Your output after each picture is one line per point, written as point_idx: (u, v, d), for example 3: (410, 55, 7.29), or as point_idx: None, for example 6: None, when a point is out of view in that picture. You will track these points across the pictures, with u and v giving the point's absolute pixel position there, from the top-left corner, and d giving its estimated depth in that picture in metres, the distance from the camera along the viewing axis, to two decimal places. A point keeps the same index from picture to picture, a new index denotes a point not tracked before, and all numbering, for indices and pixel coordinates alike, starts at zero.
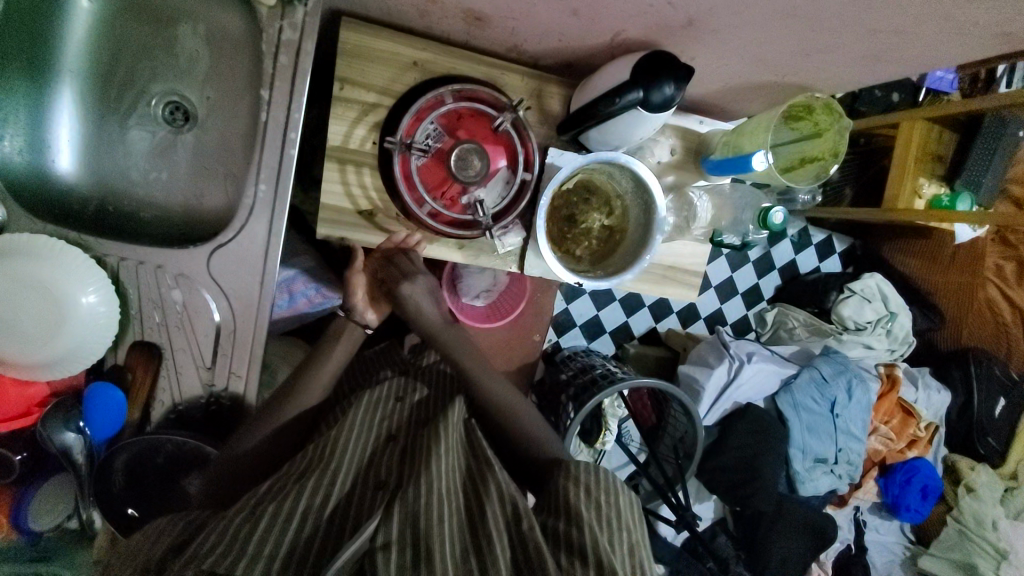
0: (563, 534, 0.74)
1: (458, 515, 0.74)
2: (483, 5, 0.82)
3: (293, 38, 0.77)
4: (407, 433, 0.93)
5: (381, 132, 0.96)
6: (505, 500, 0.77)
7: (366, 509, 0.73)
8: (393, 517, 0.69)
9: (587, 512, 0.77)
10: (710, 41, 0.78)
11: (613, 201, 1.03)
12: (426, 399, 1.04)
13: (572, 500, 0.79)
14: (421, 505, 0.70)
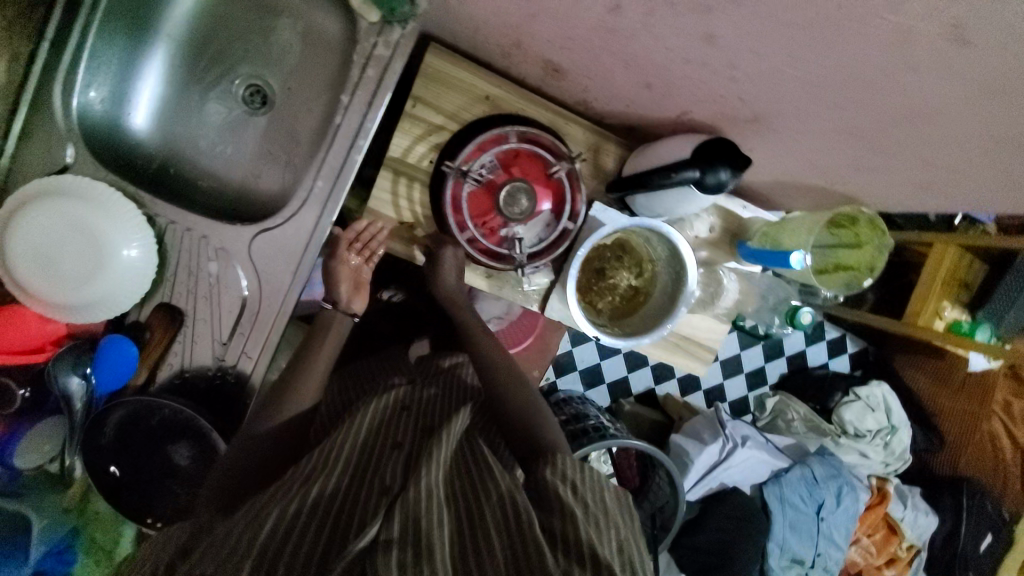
0: (560, 532, 0.67)
1: (455, 522, 0.67)
2: (565, 61, 0.86)
3: (385, 54, 0.81)
4: (413, 431, 0.85)
5: (440, 154, 1.01)
6: (507, 499, 0.69)
7: (365, 515, 0.67)
8: (392, 526, 0.63)
9: (582, 510, 0.70)
10: (771, 139, 0.81)
11: (645, 264, 1.04)
12: (431, 398, 0.95)
13: (568, 497, 0.72)
14: (418, 513, 0.64)
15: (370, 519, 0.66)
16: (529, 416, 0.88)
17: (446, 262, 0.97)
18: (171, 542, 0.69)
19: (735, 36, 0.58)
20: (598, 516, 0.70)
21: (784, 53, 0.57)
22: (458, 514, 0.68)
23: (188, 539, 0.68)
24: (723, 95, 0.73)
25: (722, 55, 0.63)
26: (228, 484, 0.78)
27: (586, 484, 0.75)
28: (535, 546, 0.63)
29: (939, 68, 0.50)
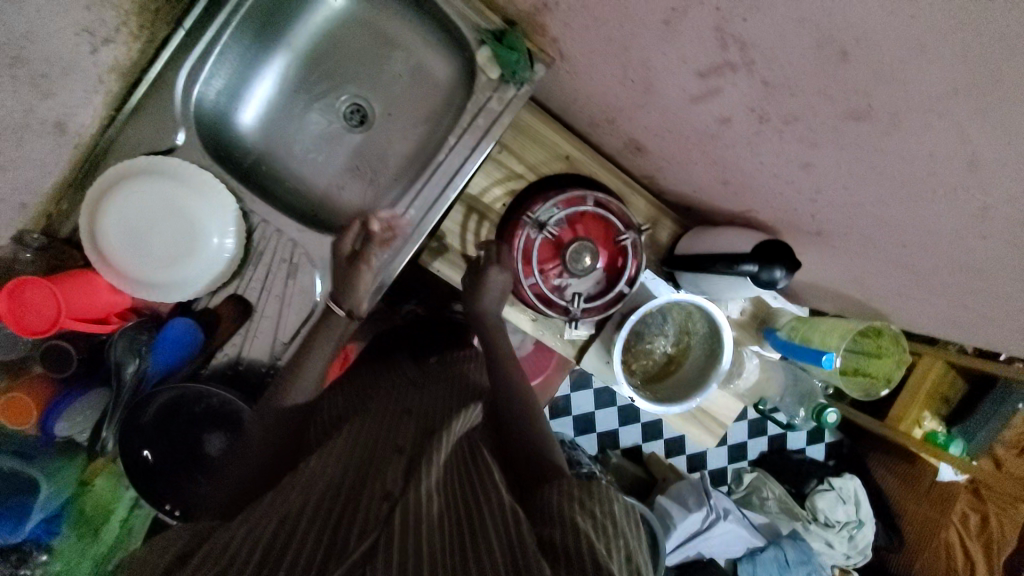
0: (566, 546, 0.52)
1: (451, 531, 0.56)
2: (651, 143, 0.94)
3: (497, 109, 0.89)
4: (414, 436, 0.77)
5: (513, 199, 1.07)
6: (508, 511, 0.58)
7: (363, 522, 0.58)
8: (391, 534, 0.54)
9: (585, 516, 0.56)
10: (823, 250, 0.90)
11: (682, 335, 1.10)
12: (429, 402, 0.89)
13: (574, 502, 0.58)
14: (417, 521, 0.55)
15: (370, 528, 0.57)
16: (531, 437, 0.79)
17: (491, 282, 0.95)
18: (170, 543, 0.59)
19: (825, 170, 0.67)
20: (607, 525, 0.56)
21: (865, 195, 0.67)
22: (454, 522, 0.58)
23: (186, 539, 0.59)
24: (793, 207, 0.82)
25: (811, 178, 0.71)
26: (219, 492, 0.69)
27: (592, 488, 0.61)
28: (538, 562, 0.50)
29: (1003, 238, 0.58)
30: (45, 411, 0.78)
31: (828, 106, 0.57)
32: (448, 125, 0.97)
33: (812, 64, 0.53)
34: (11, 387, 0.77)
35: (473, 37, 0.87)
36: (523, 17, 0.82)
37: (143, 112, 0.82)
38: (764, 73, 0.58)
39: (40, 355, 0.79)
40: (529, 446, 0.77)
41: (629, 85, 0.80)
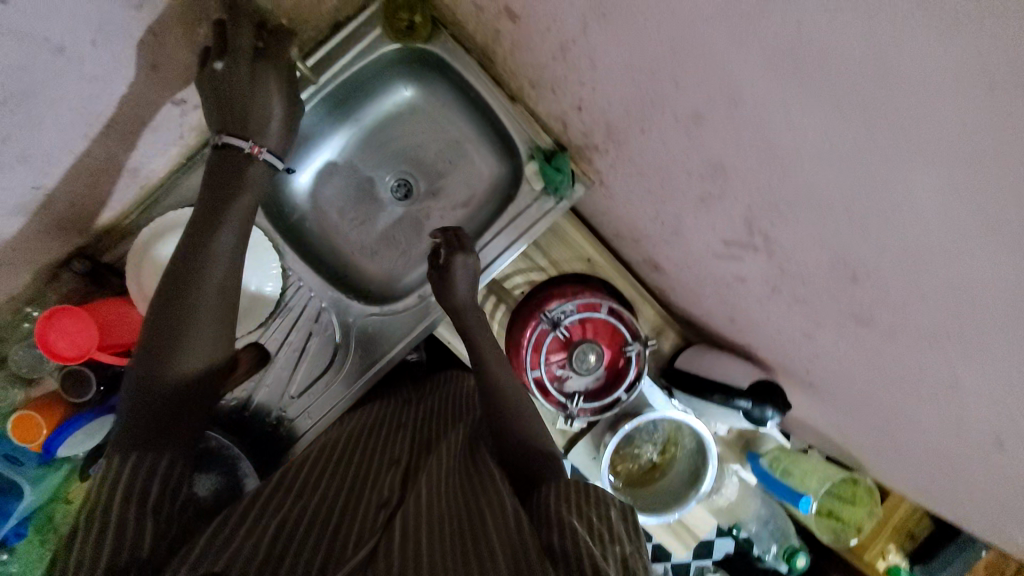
0: (560, 545, 0.47)
1: (446, 529, 0.54)
2: (669, 267, 1.01)
3: (535, 216, 0.96)
4: (411, 453, 0.78)
5: (532, 289, 1.14)
6: (513, 511, 0.54)
7: (363, 527, 0.57)
8: (390, 541, 0.52)
9: (579, 512, 0.51)
10: (814, 400, 0.94)
11: (669, 445, 1.12)
12: (423, 419, 0.91)
13: (568, 500, 0.53)
14: (416, 527, 0.54)
15: (369, 534, 0.55)
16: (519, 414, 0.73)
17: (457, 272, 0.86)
18: (136, 483, 0.50)
19: (824, 344, 0.74)
20: (595, 522, 0.51)
21: (858, 372, 0.73)
22: (453, 520, 0.55)
23: (169, 483, 0.53)
24: (791, 360, 0.88)
25: (812, 344, 0.77)
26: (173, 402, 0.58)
27: (585, 485, 0.55)
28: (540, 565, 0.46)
29: (979, 450, 0.63)
30: (55, 431, 0.77)
31: (833, 303, 0.64)
32: (487, 217, 1.04)
33: (823, 273, 0.60)
34: (31, 402, 0.78)
35: (525, 151, 0.95)
36: (573, 145, 0.91)
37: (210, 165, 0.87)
38: (782, 262, 0.66)
39: (63, 377, 0.80)
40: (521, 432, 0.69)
41: (660, 223, 0.87)
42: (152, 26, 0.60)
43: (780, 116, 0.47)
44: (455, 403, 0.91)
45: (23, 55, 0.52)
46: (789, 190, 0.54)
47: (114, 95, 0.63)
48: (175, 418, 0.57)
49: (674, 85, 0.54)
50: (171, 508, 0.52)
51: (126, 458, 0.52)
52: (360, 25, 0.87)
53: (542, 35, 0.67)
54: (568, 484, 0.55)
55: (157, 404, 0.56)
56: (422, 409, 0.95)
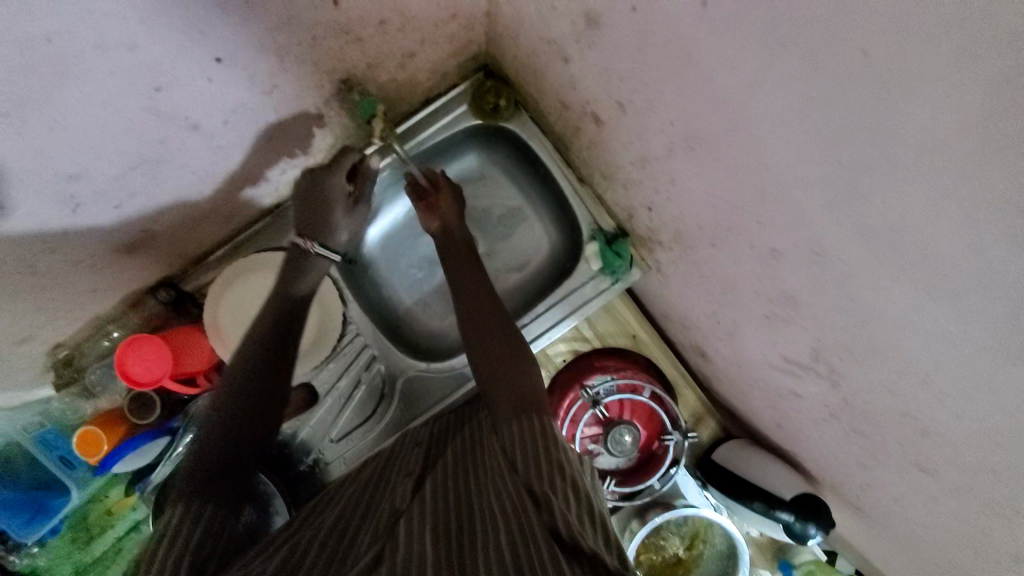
0: (553, 522, 0.51)
1: (449, 534, 0.53)
2: (716, 359, 1.01)
3: (589, 294, 0.98)
4: (420, 462, 0.75)
5: (574, 358, 1.15)
6: (512, 499, 0.56)
7: (370, 532, 0.56)
8: (397, 546, 0.51)
9: (560, 482, 0.55)
10: (861, 526, 0.89)
11: (697, 540, 1.08)
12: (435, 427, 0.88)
13: (549, 468, 0.57)
14: (421, 532, 0.53)
15: (377, 537, 0.54)
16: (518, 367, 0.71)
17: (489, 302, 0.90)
18: (175, 543, 0.48)
19: (881, 479, 0.71)
20: (575, 484, 0.56)
21: (915, 516, 0.69)
22: (453, 522, 0.56)
23: (209, 541, 0.50)
24: (840, 480, 0.85)
25: (869, 476, 0.74)
26: (222, 443, 0.60)
27: (556, 448, 0.60)
28: (538, 540, 0.49)
29: None
30: (113, 450, 0.81)
31: (897, 447, 0.62)
32: (540, 287, 1.06)
33: (890, 419, 0.59)
34: (95, 418, 0.83)
35: (587, 231, 0.98)
36: (635, 233, 0.93)
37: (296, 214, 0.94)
38: (846, 395, 0.64)
39: (128, 399, 0.85)
40: (513, 380, 0.69)
41: (715, 322, 0.87)
42: (276, 106, 0.66)
43: (865, 285, 0.47)
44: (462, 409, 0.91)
45: (164, 133, 0.57)
46: (864, 342, 0.53)
47: (231, 159, 0.70)
48: (218, 472, 0.57)
49: (756, 222, 0.55)
50: (201, 561, 0.48)
51: (178, 513, 0.51)
52: (448, 101, 0.96)
53: (624, 144, 0.70)
54: (535, 419, 0.64)
55: (211, 461, 0.57)
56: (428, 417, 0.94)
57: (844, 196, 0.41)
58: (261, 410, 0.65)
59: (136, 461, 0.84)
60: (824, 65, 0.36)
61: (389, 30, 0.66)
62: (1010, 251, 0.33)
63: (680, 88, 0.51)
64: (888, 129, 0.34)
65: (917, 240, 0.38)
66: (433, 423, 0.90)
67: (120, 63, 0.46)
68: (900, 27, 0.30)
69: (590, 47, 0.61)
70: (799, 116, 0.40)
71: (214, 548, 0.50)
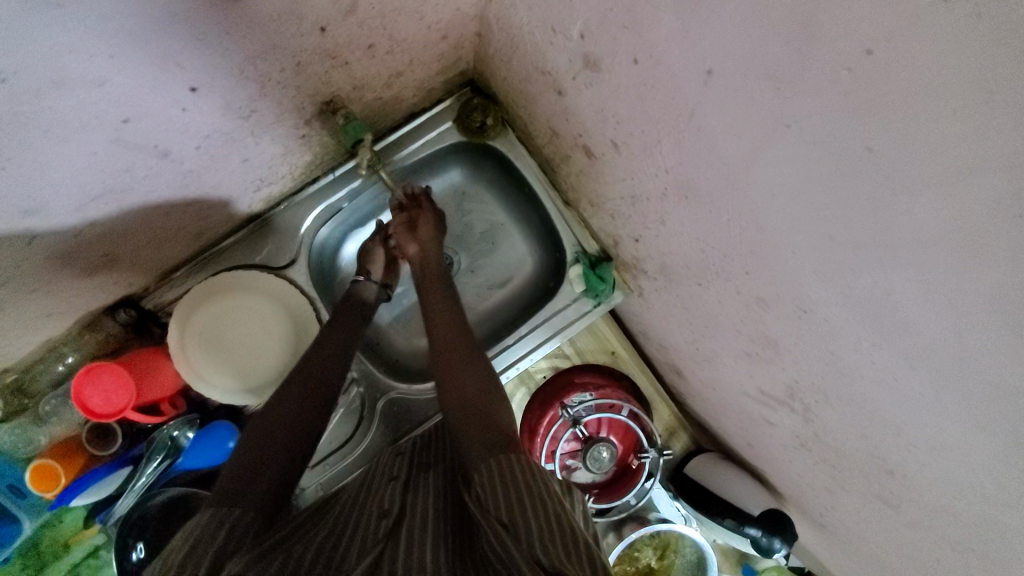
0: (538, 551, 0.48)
1: (440, 544, 0.53)
2: (692, 379, 1.04)
3: (572, 315, 0.97)
4: (410, 466, 0.75)
5: (554, 373, 1.16)
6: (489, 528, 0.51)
7: (363, 542, 0.55)
8: (396, 555, 0.51)
9: (541, 513, 0.51)
10: (822, 539, 0.94)
11: (668, 551, 1.10)
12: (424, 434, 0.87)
13: (528, 498, 0.52)
14: (417, 540, 0.53)
15: (373, 543, 0.54)
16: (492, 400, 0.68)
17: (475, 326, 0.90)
18: (196, 549, 0.50)
19: (845, 503, 0.75)
20: (557, 517, 0.51)
21: (874, 537, 0.74)
22: (445, 533, 0.55)
23: (231, 541, 0.52)
24: (805, 498, 0.90)
25: (834, 500, 0.78)
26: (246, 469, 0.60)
27: (535, 478, 0.55)
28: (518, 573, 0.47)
29: None
30: (70, 485, 0.75)
31: (863, 480, 0.66)
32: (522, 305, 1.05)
33: (859, 457, 0.62)
34: (50, 450, 0.77)
35: (571, 253, 0.97)
36: (619, 258, 0.93)
37: (271, 231, 0.89)
38: (818, 430, 0.68)
39: (87, 427, 0.80)
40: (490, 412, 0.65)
41: (694, 348, 0.90)
42: (254, 129, 0.62)
43: (847, 343, 0.49)
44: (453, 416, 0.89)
45: (130, 162, 0.53)
46: (842, 390, 0.56)
47: (204, 182, 0.65)
48: (246, 480, 0.59)
49: (745, 272, 0.57)
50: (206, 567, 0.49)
51: (205, 521, 0.53)
52: (432, 116, 0.93)
53: (615, 179, 0.70)
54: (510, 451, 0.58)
55: (238, 471, 0.60)
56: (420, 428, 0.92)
57: (837, 267, 0.43)
58: (293, 435, 0.66)
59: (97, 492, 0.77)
60: (827, 150, 0.37)
61: (377, 53, 0.63)
62: (988, 339, 0.35)
63: (679, 142, 0.52)
64: (885, 218, 0.36)
65: (902, 314, 0.40)
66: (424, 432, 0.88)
67: (85, 98, 0.43)
68: (904, 133, 0.31)
69: (587, 87, 0.61)
70: (797, 191, 0.41)
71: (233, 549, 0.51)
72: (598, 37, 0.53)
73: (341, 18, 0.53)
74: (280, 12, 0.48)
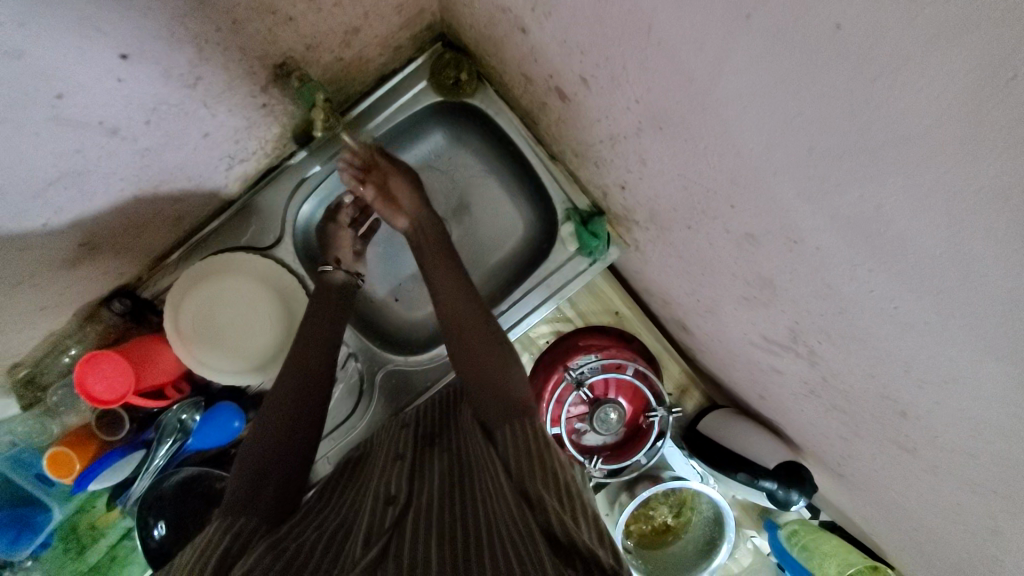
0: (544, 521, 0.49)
1: (443, 536, 0.51)
2: (697, 333, 1.00)
3: (567, 276, 0.94)
4: (415, 443, 0.75)
5: (558, 338, 1.14)
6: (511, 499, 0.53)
7: (369, 528, 0.54)
8: (402, 543, 0.50)
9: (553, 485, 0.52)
10: (840, 488, 0.91)
11: (685, 508, 1.11)
12: (429, 409, 0.86)
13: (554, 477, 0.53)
14: (424, 529, 0.52)
15: (378, 534, 0.53)
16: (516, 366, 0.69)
17: None
18: (209, 549, 0.51)
19: (860, 450, 0.71)
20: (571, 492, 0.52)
21: (893, 483, 0.70)
22: (449, 520, 0.54)
23: (236, 545, 0.52)
24: (822, 448, 0.86)
25: (849, 445, 0.74)
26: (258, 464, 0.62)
27: (550, 456, 0.57)
28: (536, 545, 0.46)
29: None
30: (85, 471, 0.77)
31: (875, 423, 0.62)
32: (518, 270, 1.01)
33: (871, 399, 0.58)
34: (62, 439, 0.79)
35: (562, 211, 0.93)
36: (611, 211, 0.88)
37: (253, 211, 0.88)
38: (825, 374, 0.63)
39: (96, 415, 0.82)
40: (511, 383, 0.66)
41: (694, 300, 0.85)
42: (206, 99, 0.60)
43: (843, 272, 0.44)
44: (459, 393, 0.88)
45: (78, 142, 0.51)
46: (843, 325, 0.51)
47: (165, 162, 0.64)
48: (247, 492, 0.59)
49: (729, 207, 0.52)
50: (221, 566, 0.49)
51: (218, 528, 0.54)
52: (404, 78, 0.88)
53: (591, 122, 0.66)
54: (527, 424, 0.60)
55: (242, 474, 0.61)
56: (426, 402, 0.90)
57: (821, 185, 0.38)
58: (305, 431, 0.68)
59: (108, 477, 0.80)
60: (796, 41, 0.32)
61: (323, 7, 0.60)
62: (998, 243, 0.29)
63: (645, 63, 0.47)
64: (869, 113, 0.31)
65: (895, 228, 0.35)
66: (429, 406, 0.87)
67: (5, 73, 0.40)
68: (879, 3, 0.26)
69: (547, 16, 0.55)
70: (770, 96, 0.36)
71: (245, 545, 0.53)
72: None
73: None
74: None
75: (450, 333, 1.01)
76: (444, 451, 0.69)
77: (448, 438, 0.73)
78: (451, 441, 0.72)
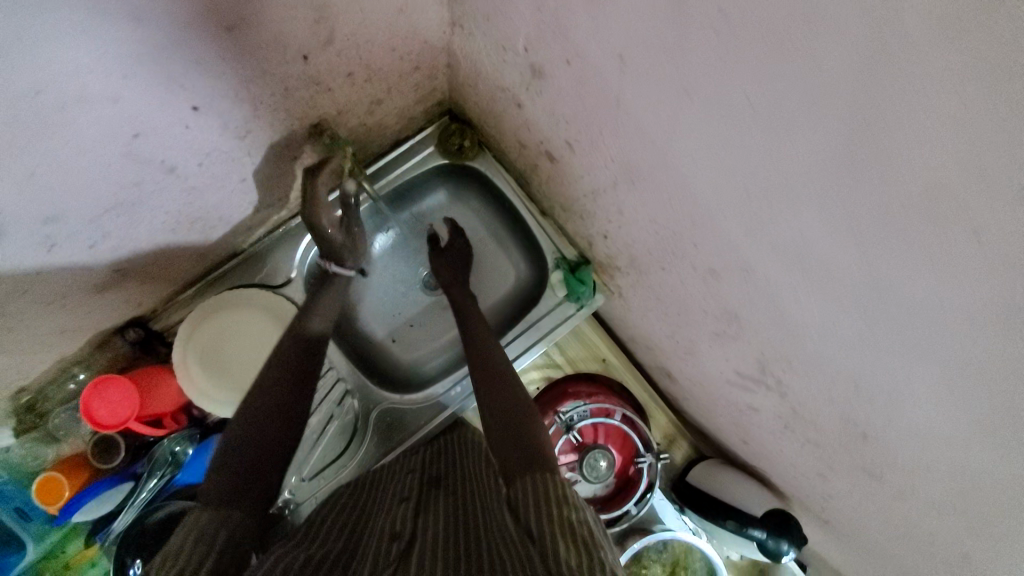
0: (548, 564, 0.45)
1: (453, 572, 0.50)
2: (680, 379, 1.05)
3: (556, 320, 1.01)
4: (421, 486, 0.76)
5: (547, 383, 1.18)
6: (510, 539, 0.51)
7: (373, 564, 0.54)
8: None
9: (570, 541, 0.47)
10: (828, 539, 0.91)
11: (679, 568, 1.05)
12: (430, 456, 0.88)
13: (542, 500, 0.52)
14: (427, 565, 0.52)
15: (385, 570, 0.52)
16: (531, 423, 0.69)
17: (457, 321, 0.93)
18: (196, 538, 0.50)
19: (837, 487, 0.74)
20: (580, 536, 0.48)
21: (871, 522, 0.72)
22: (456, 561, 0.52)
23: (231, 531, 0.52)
24: (805, 493, 0.87)
25: (827, 484, 0.77)
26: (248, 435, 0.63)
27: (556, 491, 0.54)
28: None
29: None
30: (74, 497, 0.78)
31: (845, 452, 0.65)
32: (510, 315, 1.08)
33: (834, 424, 0.62)
34: (55, 465, 0.81)
35: (552, 260, 1.02)
36: (597, 260, 0.98)
37: (270, 252, 0.96)
38: (793, 404, 0.68)
39: (93, 441, 0.84)
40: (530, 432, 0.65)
41: (675, 342, 0.91)
42: (250, 149, 0.71)
43: (787, 296, 0.52)
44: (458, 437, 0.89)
45: (139, 177, 0.61)
46: (797, 350, 0.58)
47: (206, 201, 0.73)
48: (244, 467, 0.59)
49: (692, 244, 0.61)
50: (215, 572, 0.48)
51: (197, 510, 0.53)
52: (416, 142, 1.01)
53: (576, 179, 0.77)
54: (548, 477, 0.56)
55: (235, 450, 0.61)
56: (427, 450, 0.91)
57: (757, 219, 0.47)
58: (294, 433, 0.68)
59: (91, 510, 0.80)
60: (720, 107, 0.42)
61: (356, 82, 0.72)
62: (889, 256, 0.37)
63: (616, 128, 0.58)
64: (778, 158, 0.40)
65: (813, 250, 0.44)
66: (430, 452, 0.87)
67: (101, 113, 0.49)
68: (771, 82, 0.37)
69: (539, 94, 0.68)
70: (710, 149, 0.47)
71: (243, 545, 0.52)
72: (538, 48, 0.61)
73: (320, 48, 0.62)
74: (267, 44, 0.56)
75: (446, 372, 1.06)
76: (451, 497, 0.69)
77: (453, 483, 0.73)
78: (456, 488, 0.72)
